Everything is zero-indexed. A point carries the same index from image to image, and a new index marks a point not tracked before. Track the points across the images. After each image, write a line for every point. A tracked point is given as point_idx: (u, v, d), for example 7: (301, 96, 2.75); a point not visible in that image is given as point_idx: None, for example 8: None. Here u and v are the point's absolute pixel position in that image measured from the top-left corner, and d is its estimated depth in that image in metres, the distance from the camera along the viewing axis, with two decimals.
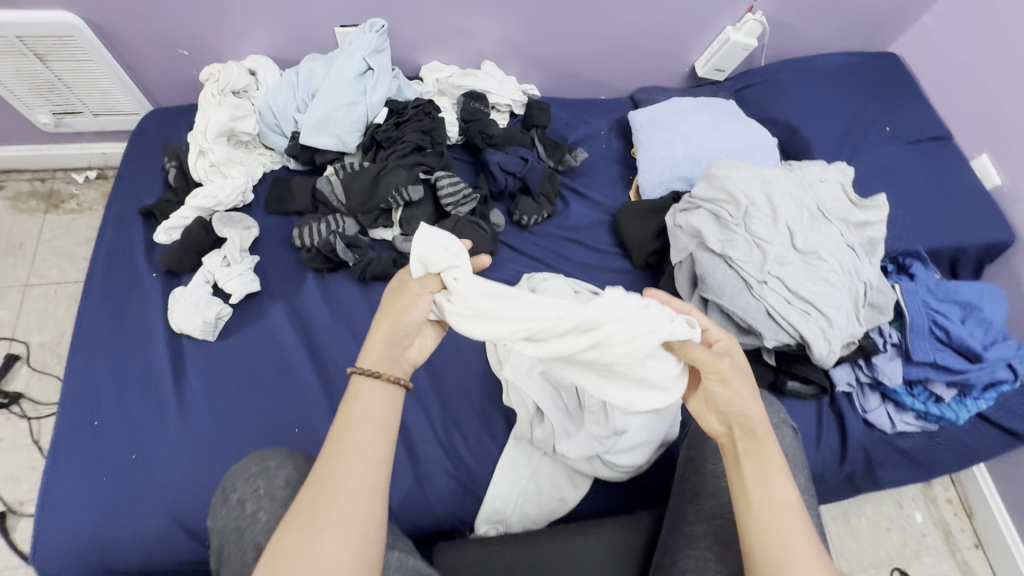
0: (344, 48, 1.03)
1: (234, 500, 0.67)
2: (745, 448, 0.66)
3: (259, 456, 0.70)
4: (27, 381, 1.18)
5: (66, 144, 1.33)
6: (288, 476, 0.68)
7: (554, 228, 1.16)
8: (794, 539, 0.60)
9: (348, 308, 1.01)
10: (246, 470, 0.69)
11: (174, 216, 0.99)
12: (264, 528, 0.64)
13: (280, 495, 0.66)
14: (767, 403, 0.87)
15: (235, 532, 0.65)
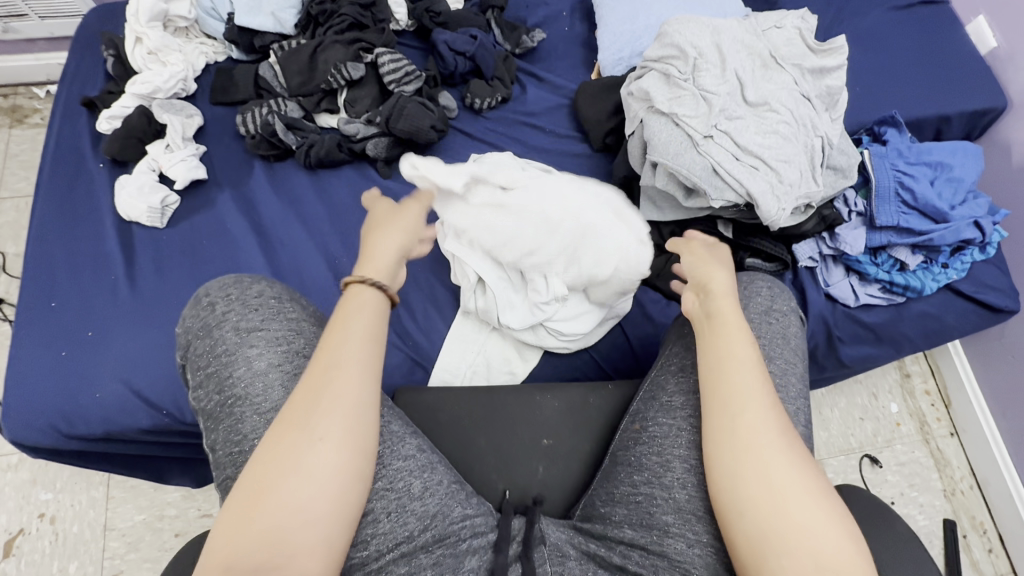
0: None
1: (205, 302, 0.69)
2: (713, 323, 0.64)
3: (237, 276, 0.72)
4: (7, 287, 1.22)
5: (21, 54, 1.31)
6: (260, 289, 0.70)
7: (510, 113, 1.11)
8: (755, 393, 0.58)
9: (296, 195, 1.00)
10: (224, 282, 0.71)
11: (115, 105, 0.98)
12: (231, 324, 0.67)
13: (251, 301, 0.68)
14: (777, 291, 0.75)
15: (204, 330, 0.67)
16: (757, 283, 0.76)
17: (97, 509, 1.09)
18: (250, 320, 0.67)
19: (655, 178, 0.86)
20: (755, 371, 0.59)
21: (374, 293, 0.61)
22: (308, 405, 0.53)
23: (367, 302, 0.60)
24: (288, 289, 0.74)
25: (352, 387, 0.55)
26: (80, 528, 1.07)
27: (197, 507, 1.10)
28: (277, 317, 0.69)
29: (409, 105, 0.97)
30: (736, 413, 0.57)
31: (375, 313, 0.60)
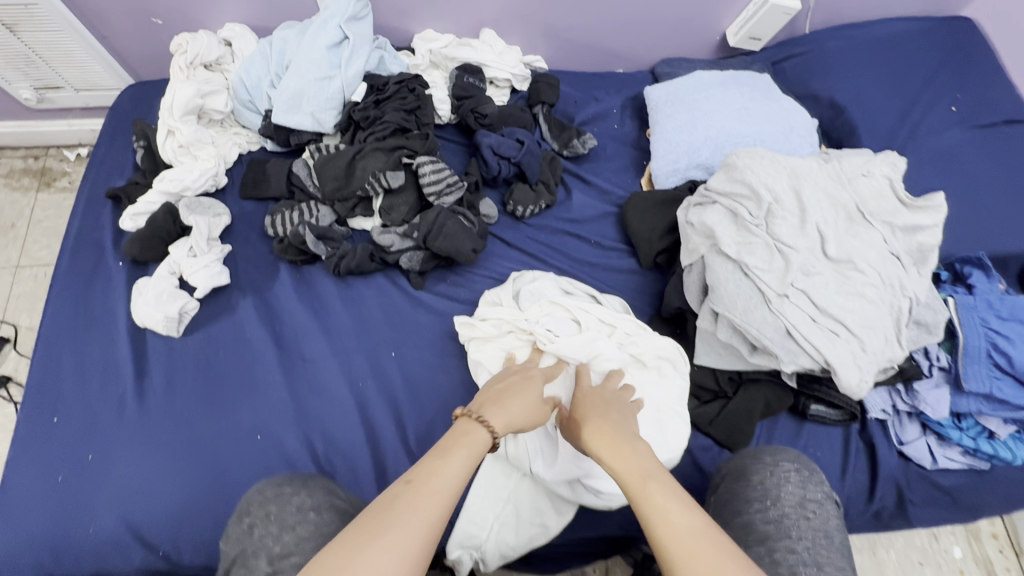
0: (320, 15, 0.92)
1: (245, 525, 0.59)
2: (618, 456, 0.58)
3: (281, 479, 0.64)
4: (15, 365, 1.16)
5: (55, 120, 1.28)
6: (301, 500, 0.61)
7: (553, 220, 1.04)
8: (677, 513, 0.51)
9: (322, 305, 0.94)
10: (262, 491, 0.62)
11: (141, 201, 0.93)
12: (267, 552, 0.55)
13: (291, 518, 0.58)
14: (810, 473, 0.69)
15: (241, 560, 0.56)
16: (782, 465, 0.69)
17: None
18: (294, 535, 0.56)
19: (717, 328, 0.78)
20: (679, 493, 0.53)
21: (485, 437, 0.58)
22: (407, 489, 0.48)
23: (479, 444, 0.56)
24: (328, 492, 0.64)
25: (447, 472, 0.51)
26: None
27: None
28: (321, 535, 0.57)
29: (449, 221, 0.90)
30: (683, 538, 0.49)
31: (478, 454, 0.55)
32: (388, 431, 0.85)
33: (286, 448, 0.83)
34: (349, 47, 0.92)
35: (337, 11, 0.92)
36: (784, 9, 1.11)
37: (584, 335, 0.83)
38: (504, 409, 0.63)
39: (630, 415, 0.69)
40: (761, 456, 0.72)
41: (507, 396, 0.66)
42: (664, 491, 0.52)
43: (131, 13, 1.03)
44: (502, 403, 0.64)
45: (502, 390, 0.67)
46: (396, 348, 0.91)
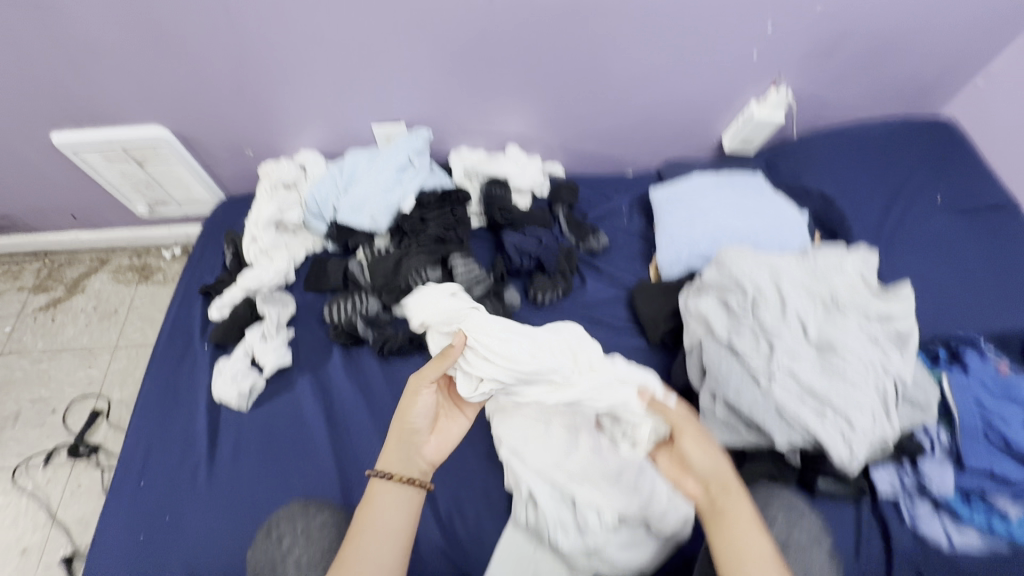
0: (391, 147, 1.18)
1: (273, 538, 0.79)
2: (715, 489, 0.70)
3: (302, 503, 0.85)
4: (105, 434, 1.36)
5: (158, 226, 1.58)
6: (321, 521, 0.82)
7: (570, 305, 1.17)
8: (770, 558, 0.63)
9: (369, 382, 1.08)
10: (289, 517, 0.82)
11: (226, 295, 1.13)
12: (296, 558, 0.76)
13: (314, 537, 0.79)
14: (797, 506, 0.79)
15: (270, 561, 0.76)
16: (800, 524, 0.76)
17: None
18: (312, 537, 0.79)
19: (713, 406, 0.86)
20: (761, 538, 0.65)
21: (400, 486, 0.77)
22: None
23: (406, 505, 0.76)
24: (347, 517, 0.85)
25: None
26: None
27: None
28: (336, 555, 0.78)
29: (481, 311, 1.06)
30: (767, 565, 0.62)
31: (386, 504, 0.76)
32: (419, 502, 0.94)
33: None
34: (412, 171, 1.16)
35: (407, 147, 1.17)
36: (770, 120, 1.28)
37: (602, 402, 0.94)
38: (410, 456, 0.79)
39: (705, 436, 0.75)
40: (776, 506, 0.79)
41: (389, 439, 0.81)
42: (748, 518, 0.67)
43: (231, 148, 1.31)
44: (394, 447, 0.80)
45: (402, 417, 0.80)
46: None
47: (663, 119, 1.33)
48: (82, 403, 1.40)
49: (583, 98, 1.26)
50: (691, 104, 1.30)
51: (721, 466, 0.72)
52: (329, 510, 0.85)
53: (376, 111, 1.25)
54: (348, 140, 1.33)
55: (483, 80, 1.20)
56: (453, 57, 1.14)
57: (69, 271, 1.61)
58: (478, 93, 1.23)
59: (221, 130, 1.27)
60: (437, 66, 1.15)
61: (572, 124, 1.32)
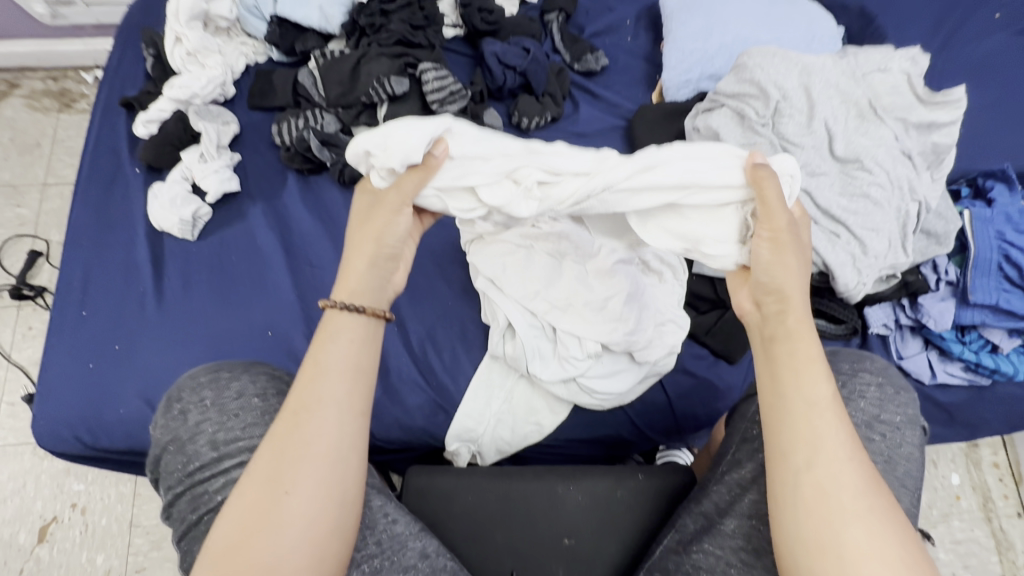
0: None
1: (176, 411, 0.57)
2: (770, 314, 0.55)
3: (214, 366, 0.61)
4: (49, 276, 1.25)
5: (70, 40, 1.33)
6: (240, 387, 0.58)
7: (559, 133, 1.03)
8: (823, 408, 0.50)
9: (332, 214, 0.97)
10: (195, 378, 0.60)
11: (152, 108, 0.96)
12: (208, 436, 0.55)
13: (229, 406, 0.57)
14: (865, 362, 0.63)
15: (176, 443, 0.56)
16: (862, 377, 0.61)
17: (125, 505, 1.12)
18: (225, 403, 0.57)
19: None
20: (817, 384, 0.51)
21: (356, 321, 0.55)
22: (284, 459, 0.49)
23: (372, 342, 0.55)
24: (276, 377, 0.61)
25: (325, 439, 0.50)
26: (108, 522, 1.11)
27: None
28: (265, 418, 0.57)
29: None
30: (810, 413, 0.49)
31: (365, 349, 0.55)
32: (390, 337, 0.89)
33: (293, 344, 0.88)
34: None
35: None
36: None
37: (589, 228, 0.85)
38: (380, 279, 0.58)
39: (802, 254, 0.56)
40: (837, 362, 0.63)
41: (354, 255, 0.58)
42: (808, 355, 0.52)
43: None
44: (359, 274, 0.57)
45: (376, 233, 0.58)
46: None
47: None
48: (17, 244, 1.26)
49: None
50: None
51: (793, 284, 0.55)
52: (252, 372, 0.60)
53: None
54: None
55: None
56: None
57: None
58: None
59: None
60: None
61: None
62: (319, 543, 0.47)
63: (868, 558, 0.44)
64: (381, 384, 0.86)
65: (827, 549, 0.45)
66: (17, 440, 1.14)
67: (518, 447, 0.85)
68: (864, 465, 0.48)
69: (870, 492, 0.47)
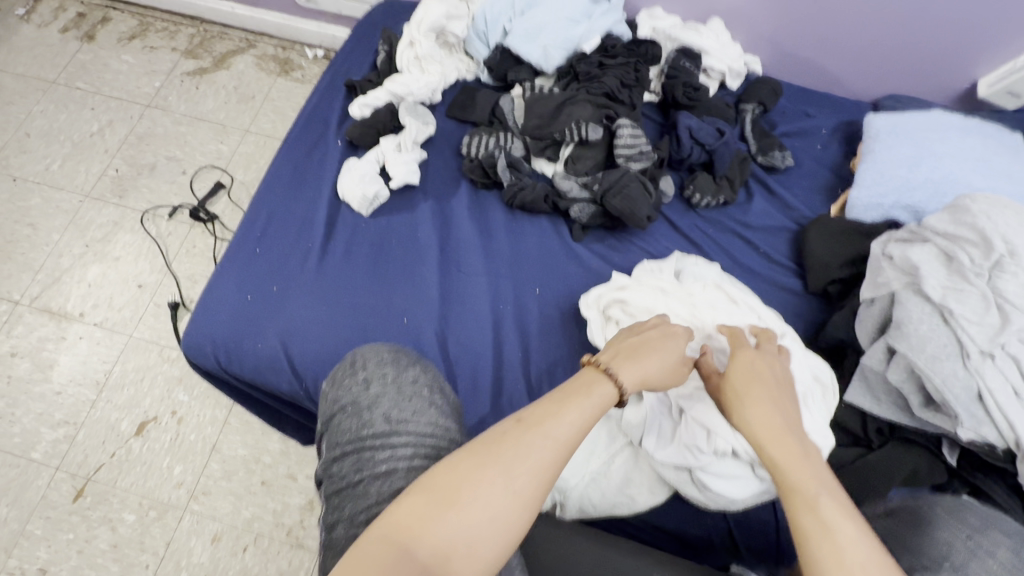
0: None
1: (359, 377, 0.64)
2: (783, 450, 0.56)
3: (395, 351, 0.69)
4: (223, 207, 1.41)
5: (310, 21, 1.53)
6: (415, 375, 0.65)
7: (726, 218, 1.03)
8: (857, 550, 0.48)
9: (490, 228, 1.01)
10: (377, 354, 0.67)
11: (370, 94, 1.07)
12: (382, 410, 0.59)
13: (405, 387, 0.62)
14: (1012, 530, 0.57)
15: (354, 407, 0.61)
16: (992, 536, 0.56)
17: (214, 428, 1.20)
18: (404, 385, 0.62)
19: (887, 366, 0.73)
20: (843, 524, 0.49)
21: (612, 392, 0.58)
22: (503, 444, 0.51)
23: (609, 401, 0.57)
24: (440, 379, 0.67)
25: (541, 450, 0.51)
26: (195, 438, 1.19)
27: (287, 467, 1.17)
28: (429, 409, 0.61)
29: (638, 189, 0.94)
30: (837, 551, 0.48)
31: (605, 409, 0.56)
32: (513, 360, 0.90)
33: (423, 337, 0.91)
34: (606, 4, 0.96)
35: None
36: None
37: (743, 317, 0.80)
38: (639, 365, 0.62)
39: (780, 389, 0.62)
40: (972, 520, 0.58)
41: (642, 356, 0.63)
42: (831, 501, 0.51)
43: None
44: (631, 358, 0.63)
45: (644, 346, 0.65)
46: (541, 287, 0.96)
47: (917, 34, 1.08)
48: (208, 173, 1.44)
49: None
50: (965, 22, 1.04)
51: (780, 419, 0.58)
52: (423, 368, 0.67)
53: None
54: None
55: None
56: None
57: (219, 46, 1.62)
58: None
59: None
60: None
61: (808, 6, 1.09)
62: (485, 543, 0.47)
63: None
64: (492, 402, 0.87)
65: None
66: (149, 338, 1.27)
67: (601, 515, 0.81)
68: None
69: None
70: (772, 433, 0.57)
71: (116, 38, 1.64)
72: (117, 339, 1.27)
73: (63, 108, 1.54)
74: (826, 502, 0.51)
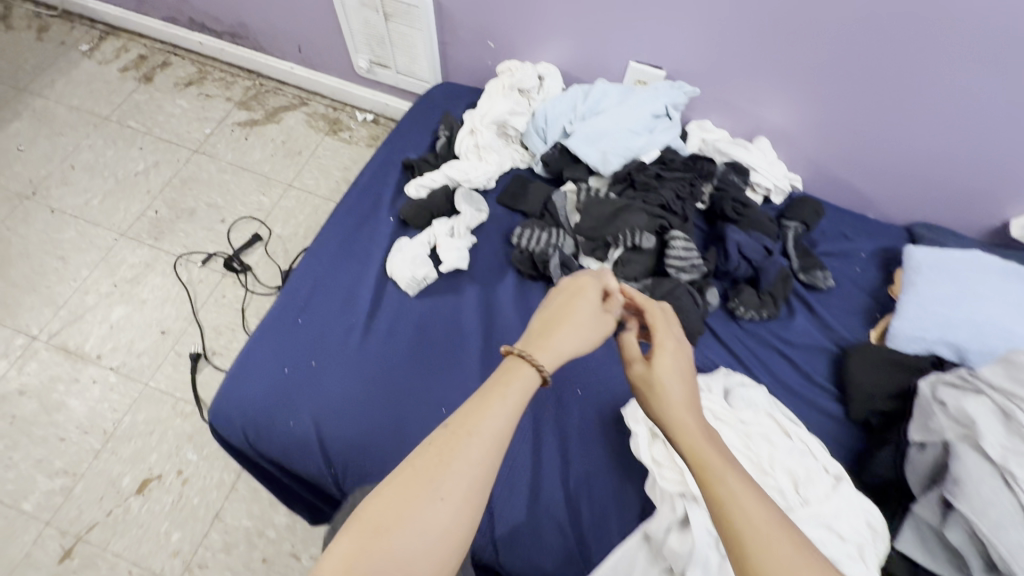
0: (651, 90, 1.05)
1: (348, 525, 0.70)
2: (698, 463, 0.60)
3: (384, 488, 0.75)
4: (257, 259, 1.40)
5: (364, 88, 1.56)
6: None
7: (767, 332, 1.03)
8: (776, 534, 0.52)
9: (534, 320, 1.01)
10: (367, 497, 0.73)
11: (427, 176, 1.10)
12: None
13: None
14: None
15: None
16: None
17: (219, 493, 1.14)
18: None
19: (945, 523, 0.71)
20: (761, 511, 0.54)
21: (535, 378, 0.62)
22: (428, 463, 0.55)
23: (532, 386, 0.62)
24: None
25: (467, 465, 0.55)
26: (198, 502, 1.13)
27: (292, 543, 1.11)
28: None
29: (687, 301, 0.94)
30: (762, 536, 0.52)
31: (530, 395, 0.62)
32: (551, 464, 0.88)
33: None
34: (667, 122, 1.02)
35: (667, 96, 1.04)
36: None
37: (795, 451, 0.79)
38: (558, 347, 0.65)
39: (692, 376, 0.70)
40: None
41: (552, 331, 0.67)
42: (744, 483, 0.57)
43: (477, 35, 1.25)
44: (549, 339, 0.66)
45: (551, 322, 0.68)
46: (582, 388, 0.95)
47: (954, 165, 1.11)
48: (246, 223, 1.45)
49: (869, 104, 1.08)
50: (1002, 157, 1.06)
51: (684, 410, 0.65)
52: None
53: (644, 46, 1.13)
54: (594, 65, 1.21)
55: (782, 49, 1.05)
56: (766, 12, 1.01)
57: (272, 100, 1.66)
58: (765, 62, 1.08)
59: (478, 12, 1.20)
60: (746, 17, 1.02)
61: (845, 132, 1.14)
62: (443, 549, 0.52)
63: None
64: (528, 508, 0.85)
65: None
66: (165, 388, 1.24)
67: None
68: None
69: None
70: (693, 437, 0.62)
71: (173, 82, 1.69)
72: (132, 386, 1.23)
73: (112, 144, 1.56)
74: (744, 492, 0.56)
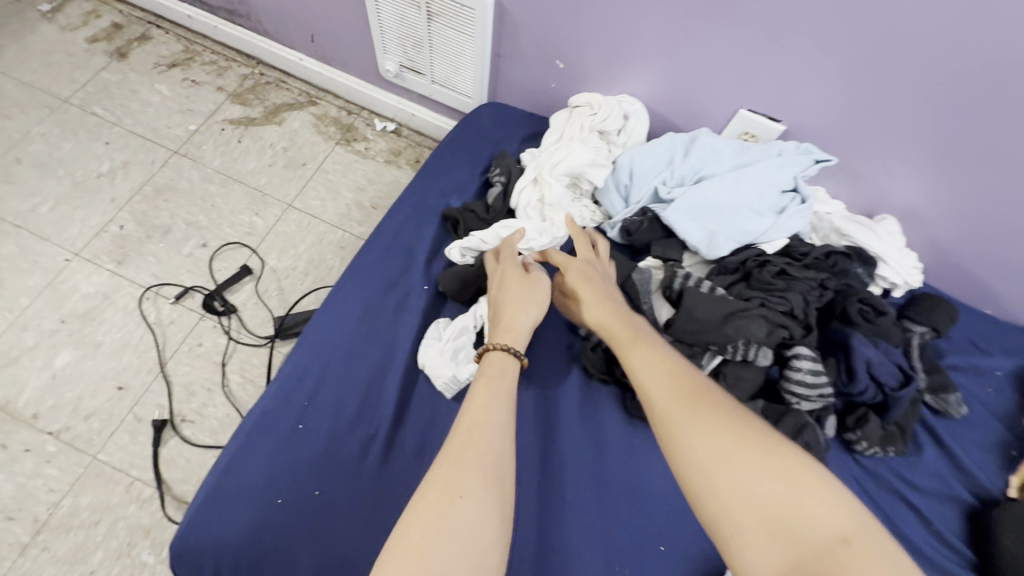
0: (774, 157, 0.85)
1: None
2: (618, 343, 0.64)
3: None
4: (245, 299, 1.15)
5: (389, 93, 1.30)
6: None
7: (887, 471, 0.83)
8: (711, 404, 0.52)
9: (604, 441, 0.79)
10: None
11: (475, 235, 0.85)
12: None
13: None
14: None
15: None
16: None
17: None
18: None
19: None
20: (683, 379, 0.55)
21: (515, 362, 0.64)
22: (448, 463, 0.51)
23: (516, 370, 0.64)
24: None
25: (480, 454, 0.52)
26: None
27: None
28: None
29: (810, 443, 0.74)
30: (689, 401, 0.52)
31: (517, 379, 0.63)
32: None
33: None
34: (795, 204, 0.85)
35: (794, 165, 0.84)
36: None
37: None
38: (515, 317, 0.69)
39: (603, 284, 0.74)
40: None
41: (506, 306, 0.70)
42: (663, 362, 0.58)
43: (544, 51, 1.00)
44: (503, 318, 0.69)
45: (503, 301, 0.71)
46: (667, 543, 0.73)
47: None
48: (234, 251, 1.19)
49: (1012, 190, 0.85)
50: None
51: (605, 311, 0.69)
52: None
53: (760, 92, 0.90)
54: (689, 106, 0.97)
55: (913, 117, 0.83)
56: (903, 71, 0.78)
57: (274, 94, 1.38)
58: (908, 132, 0.85)
59: (551, 25, 0.95)
60: (912, 78, 0.78)
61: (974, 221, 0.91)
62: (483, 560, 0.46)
63: (822, 525, 0.43)
64: None
65: (776, 537, 0.43)
66: (118, 464, 0.98)
67: None
68: (762, 440, 0.48)
69: (768, 465, 0.46)
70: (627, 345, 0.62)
71: (153, 61, 1.39)
72: (74, 459, 0.98)
73: (70, 135, 1.27)
74: (684, 382, 0.55)
